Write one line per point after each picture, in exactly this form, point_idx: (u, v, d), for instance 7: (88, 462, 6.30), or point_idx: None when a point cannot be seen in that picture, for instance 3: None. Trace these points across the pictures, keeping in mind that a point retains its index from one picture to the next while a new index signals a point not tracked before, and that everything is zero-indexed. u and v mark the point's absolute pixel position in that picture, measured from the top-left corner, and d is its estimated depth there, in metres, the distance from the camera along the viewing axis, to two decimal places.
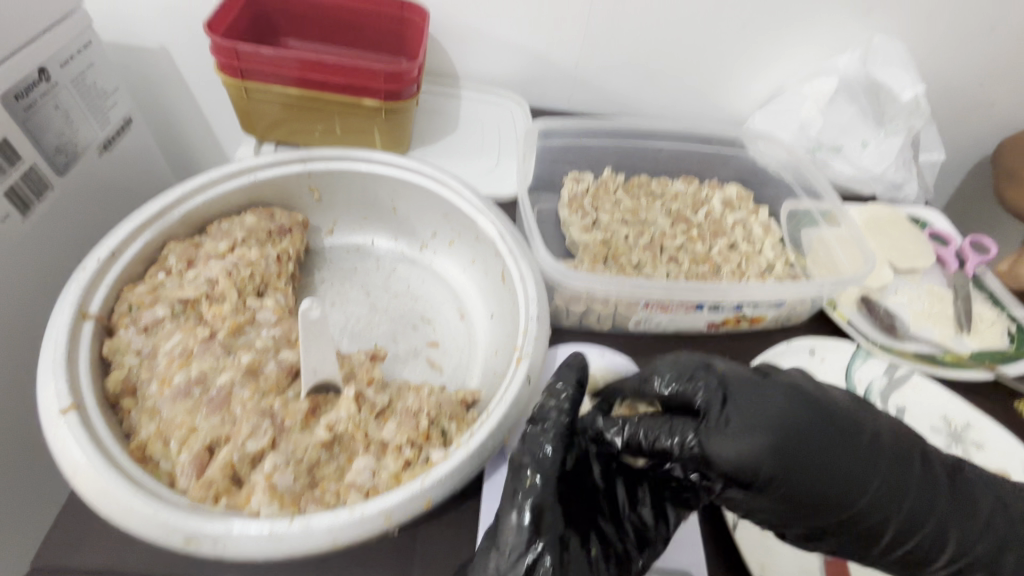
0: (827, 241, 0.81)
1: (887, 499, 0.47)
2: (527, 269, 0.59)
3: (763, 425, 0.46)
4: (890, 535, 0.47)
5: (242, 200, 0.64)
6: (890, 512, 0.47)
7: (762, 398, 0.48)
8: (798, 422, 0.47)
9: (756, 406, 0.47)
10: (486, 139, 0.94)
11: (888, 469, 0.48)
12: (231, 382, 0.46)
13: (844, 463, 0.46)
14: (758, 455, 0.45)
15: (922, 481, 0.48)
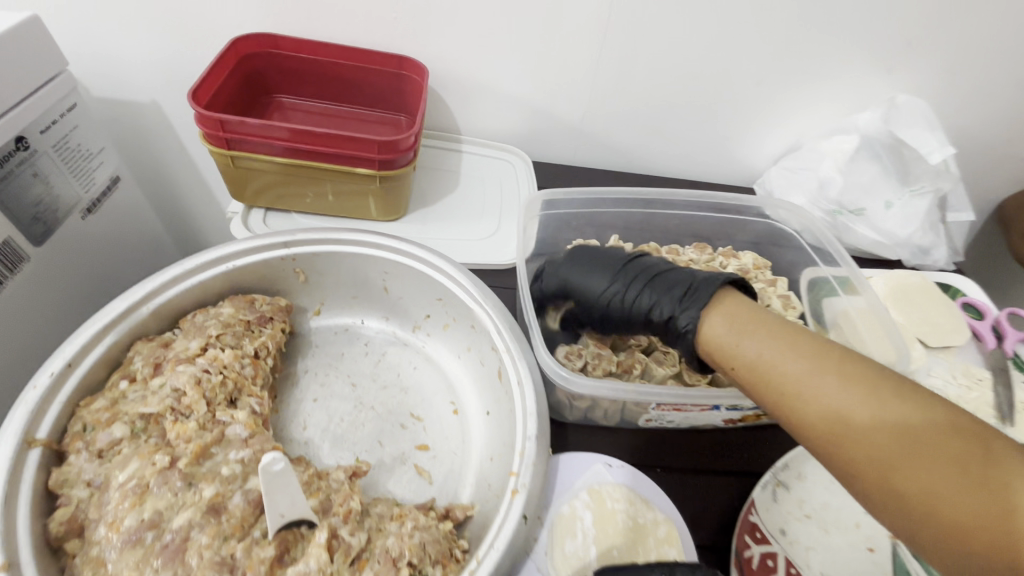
0: (851, 316, 0.74)
1: (643, 283, 0.58)
2: (525, 372, 0.54)
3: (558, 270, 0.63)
4: (630, 297, 0.57)
5: (220, 287, 0.59)
6: (629, 289, 0.58)
7: (568, 259, 0.63)
8: (574, 261, 0.63)
9: (554, 266, 0.64)
10: (488, 199, 0.90)
11: (633, 270, 0.60)
12: (189, 524, 0.41)
13: (574, 257, 0.63)
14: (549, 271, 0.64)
15: (670, 279, 0.57)
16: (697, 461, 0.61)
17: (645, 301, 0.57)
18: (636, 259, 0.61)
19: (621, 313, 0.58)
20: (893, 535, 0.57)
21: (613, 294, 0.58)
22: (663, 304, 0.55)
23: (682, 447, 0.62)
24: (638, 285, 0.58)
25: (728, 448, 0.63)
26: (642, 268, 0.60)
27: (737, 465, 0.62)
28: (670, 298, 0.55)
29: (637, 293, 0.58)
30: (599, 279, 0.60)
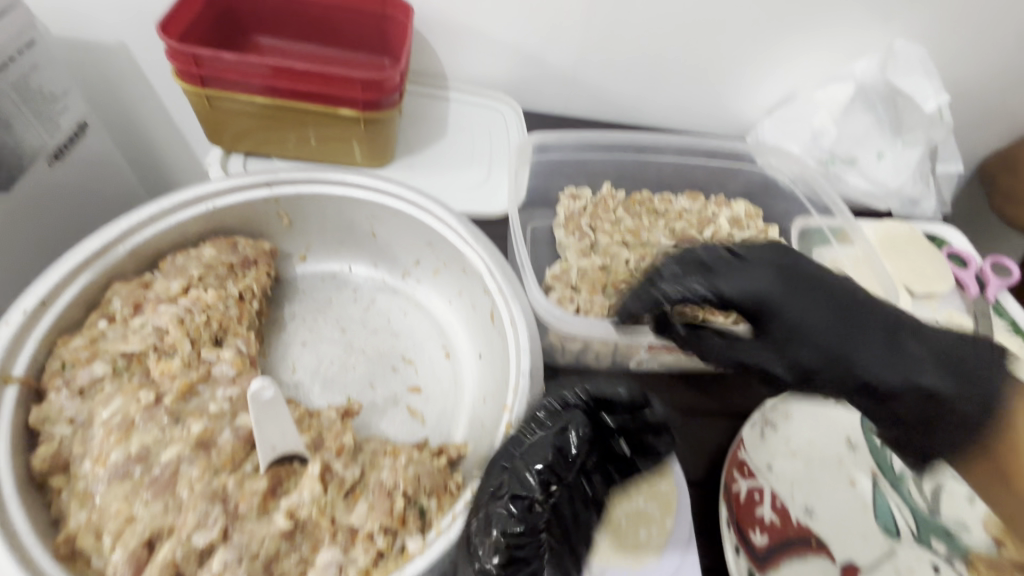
0: (842, 266, 0.75)
1: (865, 343, 0.46)
2: (518, 314, 0.53)
3: (759, 285, 0.49)
4: (840, 343, 0.46)
5: (200, 229, 0.57)
6: (841, 346, 0.46)
7: (751, 270, 0.49)
8: (779, 274, 0.49)
9: (743, 272, 0.49)
10: (477, 147, 0.87)
11: (863, 317, 0.47)
12: (178, 458, 0.40)
13: (774, 272, 0.49)
14: (721, 281, 0.49)
15: (888, 324, 0.47)
16: (688, 403, 0.62)
17: (871, 371, 0.45)
18: (846, 286, 0.49)
19: (831, 376, 0.47)
20: (874, 469, 0.60)
21: (825, 341, 0.47)
22: (900, 372, 0.45)
23: (672, 389, 0.63)
24: (897, 342, 0.46)
25: (716, 391, 0.64)
26: (871, 314, 0.47)
27: (725, 406, 0.63)
28: (932, 369, 0.44)
29: (862, 343, 0.46)
30: (824, 311, 0.48)
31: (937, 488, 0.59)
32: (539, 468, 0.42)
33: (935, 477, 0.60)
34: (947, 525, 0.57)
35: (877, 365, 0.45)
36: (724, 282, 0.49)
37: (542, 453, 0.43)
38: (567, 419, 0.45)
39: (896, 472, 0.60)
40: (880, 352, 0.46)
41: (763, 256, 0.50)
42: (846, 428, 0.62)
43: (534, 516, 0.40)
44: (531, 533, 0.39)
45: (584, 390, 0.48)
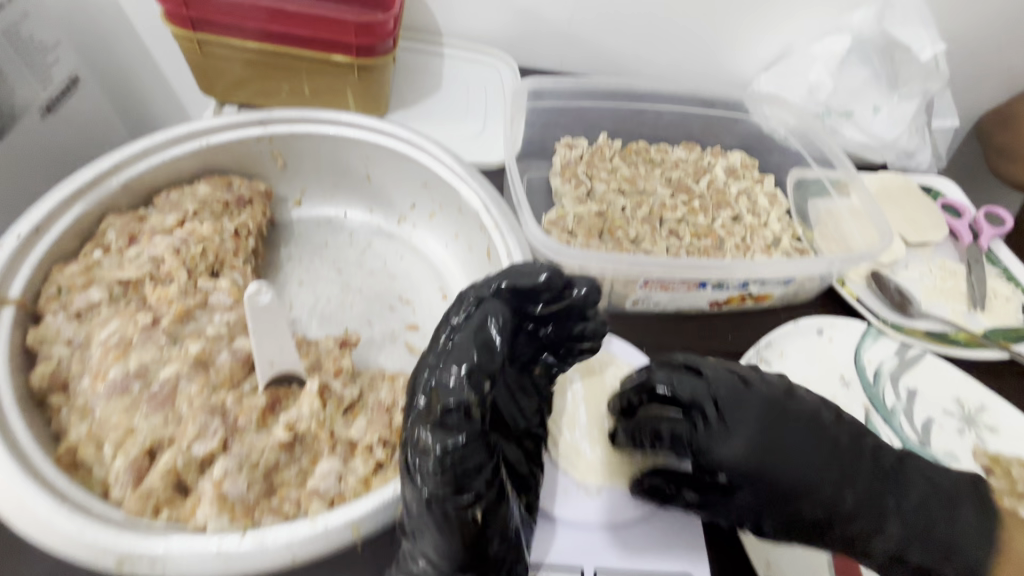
0: (838, 215, 0.75)
1: (856, 469, 0.45)
2: (514, 246, 0.54)
3: (747, 427, 0.45)
4: (843, 513, 0.43)
5: (193, 167, 0.56)
6: (840, 478, 0.44)
7: (747, 407, 0.46)
8: (779, 427, 0.45)
9: (738, 418, 0.45)
10: (472, 101, 0.86)
11: (855, 464, 0.45)
12: (176, 376, 0.40)
13: (771, 420, 0.45)
14: (735, 425, 0.44)
15: (893, 489, 0.45)
16: (684, 342, 0.63)
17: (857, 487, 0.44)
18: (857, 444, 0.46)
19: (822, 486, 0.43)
20: (866, 404, 0.61)
21: (826, 505, 0.43)
22: (923, 527, 0.43)
23: (669, 329, 0.63)
24: (908, 490, 0.44)
25: (713, 331, 0.64)
26: (874, 448, 0.47)
27: (722, 345, 0.63)
28: (939, 507, 0.44)
29: (853, 504, 0.43)
30: (821, 470, 0.44)
31: (927, 422, 0.60)
32: (466, 375, 0.37)
33: (926, 412, 0.61)
34: (937, 456, 0.58)
35: (897, 521, 0.43)
36: (737, 428, 0.44)
37: (467, 358, 0.38)
38: (481, 317, 0.41)
39: (887, 407, 0.61)
40: (896, 499, 0.44)
41: (771, 389, 0.47)
42: (839, 366, 0.63)
43: (471, 420, 0.36)
44: (476, 437, 0.36)
45: (503, 285, 0.44)
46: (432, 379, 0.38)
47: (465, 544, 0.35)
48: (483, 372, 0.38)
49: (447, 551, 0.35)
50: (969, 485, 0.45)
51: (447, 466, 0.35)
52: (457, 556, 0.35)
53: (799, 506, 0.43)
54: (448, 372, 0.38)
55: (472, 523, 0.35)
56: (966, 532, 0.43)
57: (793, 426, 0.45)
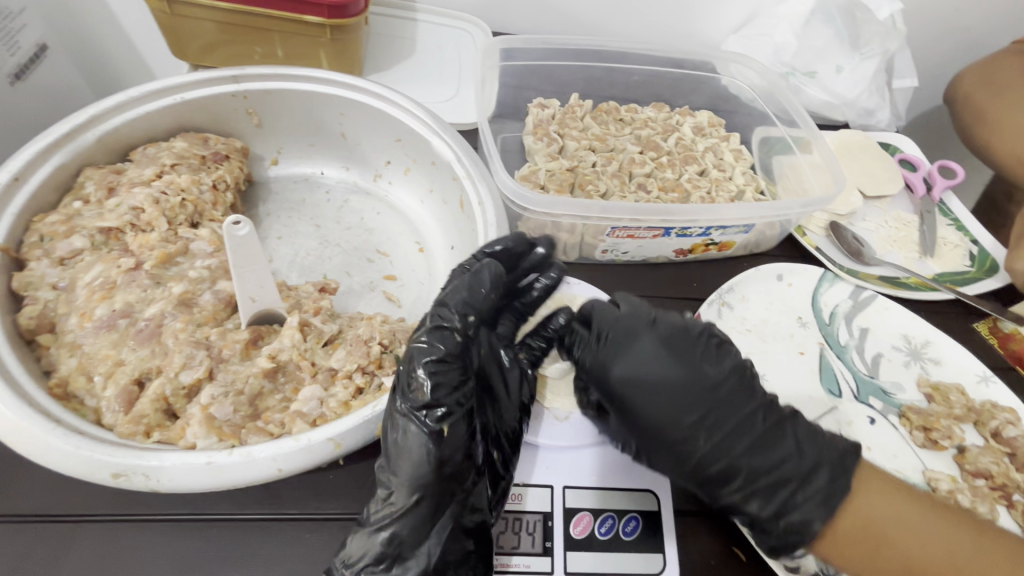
0: (800, 168, 0.78)
1: (731, 419, 0.46)
2: (485, 193, 0.56)
3: (642, 360, 0.47)
4: (703, 456, 0.45)
5: (169, 124, 0.57)
6: (708, 421, 0.46)
7: (636, 338, 0.48)
8: (666, 358, 0.47)
9: (624, 345, 0.47)
10: (446, 64, 0.87)
11: (732, 412, 0.46)
12: (161, 313, 0.42)
13: (660, 350, 0.47)
14: (628, 361, 0.47)
15: (764, 444, 0.46)
16: (651, 289, 0.66)
17: (721, 440, 0.45)
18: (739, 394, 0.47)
19: (688, 426, 0.45)
20: (821, 342, 0.65)
21: (693, 447, 0.45)
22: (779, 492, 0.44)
23: (636, 277, 0.67)
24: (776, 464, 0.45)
25: (679, 278, 0.68)
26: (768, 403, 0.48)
27: (687, 291, 0.67)
28: (796, 466, 0.45)
29: (715, 450, 0.45)
30: (691, 411, 0.46)
31: (877, 356, 0.64)
32: (459, 308, 0.41)
33: (875, 348, 0.65)
34: (884, 386, 0.62)
35: (747, 473, 0.45)
36: (619, 356, 0.47)
37: (460, 295, 0.42)
38: (476, 271, 0.43)
39: (841, 344, 0.65)
40: (753, 453, 0.45)
41: (675, 325, 0.49)
42: (798, 309, 0.67)
43: (452, 341, 0.40)
44: (454, 357, 0.39)
45: (485, 255, 0.48)
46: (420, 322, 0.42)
47: (437, 460, 0.38)
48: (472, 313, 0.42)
49: (417, 473, 0.37)
50: (842, 452, 0.46)
51: (428, 378, 0.38)
52: (425, 478, 0.37)
53: (673, 437, 0.45)
54: (443, 303, 0.41)
55: (444, 440, 0.38)
56: (816, 495, 0.44)
57: (683, 362, 0.47)
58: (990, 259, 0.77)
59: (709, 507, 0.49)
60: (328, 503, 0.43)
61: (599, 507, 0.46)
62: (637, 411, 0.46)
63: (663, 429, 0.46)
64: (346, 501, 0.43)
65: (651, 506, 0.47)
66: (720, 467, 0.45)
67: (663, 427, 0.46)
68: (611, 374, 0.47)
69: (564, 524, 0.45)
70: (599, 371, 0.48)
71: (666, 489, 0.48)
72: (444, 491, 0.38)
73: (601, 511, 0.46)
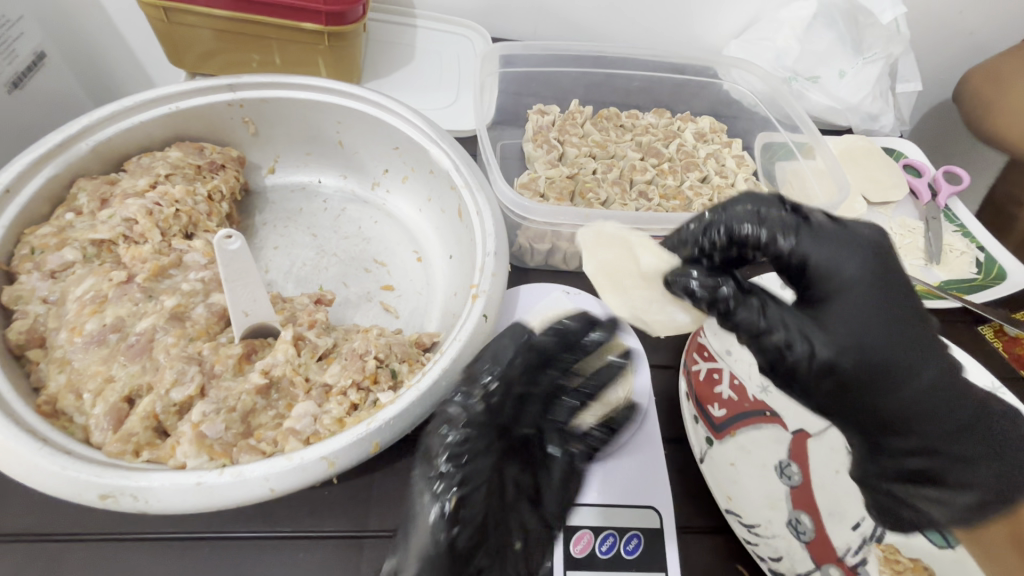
0: (802, 174, 0.76)
1: (934, 372, 0.35)
2: (483, 202, 0.56)
3: (844, 266, 0.35)
4: (907, 389, 0.34)
5: (164, 133, 0.57)
6: (921, 362, 0.34)
7: (842, 244, 0.36)
8: (878, 278, 0.35)
9: (832, 242, 0.35)
10: (445, 70, 0.86)
11: (939, 361, 0.35)
12: (153, 328, 0.42)
13: (871, 270, 0.35)
14: (834, 259, 0.35)
15: (969, 416, 0.34)
16: None
17: (934, 387, 0.34)
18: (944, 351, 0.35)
19: (897, 351, 0.33)
20: None
21: (902, 379, 0.34)
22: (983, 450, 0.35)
23: None
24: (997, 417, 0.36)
25: None
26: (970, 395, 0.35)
27: None
28: (993, 459, 0.34)
29: (920, 392, 0.34)
30: (897, 342, 0.34)
31: None
32: (495, 373, 0.39)
33: None
34: None
35: (943, 435, 0.34)
36: (829, 257, 0.35)
37: (499, 360, 0.39)
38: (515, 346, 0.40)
39: None
40: (957, 425, 0.34)
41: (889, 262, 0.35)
42: None
43: (482, 409, 0.37)
44: (481, 429, 0.36)
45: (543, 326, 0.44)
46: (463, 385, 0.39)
47: (452, 536, 0.33)
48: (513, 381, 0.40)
49: (429, 546, 0.33)
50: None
51: (450, 450, 0.35)
52: (439, 555, 0.33)
53: (881, 357, 0.33)
54: (484, 365, 0.39)
55: (459, 520, 0.34)
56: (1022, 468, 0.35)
57: (898, 289, 0.35)
58: (997, 266, 0.75)
59: (711, 524, 0.49)
60: (322, 521, 0.42)
61: (600, 524, 0.45)
62: (831, 319, 0.34)
63: (864, 349, 0.33)
64: (342, 520, 0.42)
65: (653, 524, 0.46)
66: (947, 398, 0.34)
67: (870, 343, 0.33)
68: (842, 270, 0.35)
69: (564, 543, 0.44)
70: (802, 263, 0.36)
71: (670, 506, 0.47)
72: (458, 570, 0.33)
73: (602, 528, 0.45)
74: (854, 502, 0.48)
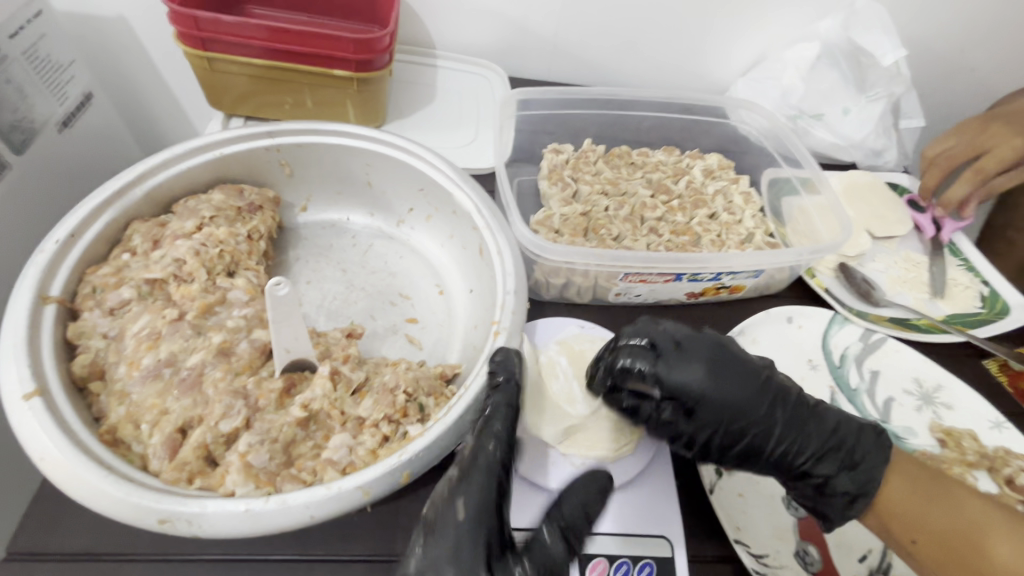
0: (807, 211, 0.79)
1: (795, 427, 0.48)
2: (503, 243, 0.59)
3: (690, 379, 0.47)
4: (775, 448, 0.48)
5: (208, 176, 0.61)
6: (775, 427, 0.48)
7: (684, 359, 0.48)
8: (724, 380, 0.47)
9: (677, 356, 0.48)
10: (464, 108, 0.91)
11: (789, 423, 0.48)
12: (203, 363, 0.46)
13: (712, 372, 0.48)
14: (684, 375, 0.47)
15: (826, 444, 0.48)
16: None
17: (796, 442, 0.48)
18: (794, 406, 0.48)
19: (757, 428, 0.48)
20: (833, 386, 0.66)
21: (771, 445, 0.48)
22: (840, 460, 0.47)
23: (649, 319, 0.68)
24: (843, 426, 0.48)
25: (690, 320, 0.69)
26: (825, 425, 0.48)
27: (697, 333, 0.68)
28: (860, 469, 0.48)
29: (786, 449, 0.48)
30: (754, 417, 0.48)
31: (889, 400, 0.65)
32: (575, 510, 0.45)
33: (887, 391, 0.66)
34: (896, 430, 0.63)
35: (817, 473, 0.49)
36: (690, 366, 0.48)
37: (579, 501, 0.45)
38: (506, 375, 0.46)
39: (852, 387, 0.66)
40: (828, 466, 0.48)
41: (721, 355, 0.49)
42: (808, 352, 0.68)
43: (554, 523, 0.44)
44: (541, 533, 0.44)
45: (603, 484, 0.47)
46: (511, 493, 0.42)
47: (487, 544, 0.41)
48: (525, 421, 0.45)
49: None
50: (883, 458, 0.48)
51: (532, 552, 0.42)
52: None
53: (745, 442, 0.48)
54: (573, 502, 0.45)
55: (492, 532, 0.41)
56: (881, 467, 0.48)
57: (732, 377, 0.48)
58: (1000, 300, 0.77)
59: (721, 553, 0.51)
60: (354, 545, 0.45)
61: (615, 553, 0.48)
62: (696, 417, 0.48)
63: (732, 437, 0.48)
64: (372, 544, 0.45)
65: (666, 553, 0.48)
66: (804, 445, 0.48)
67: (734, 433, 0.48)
68: (691, 386, 0.47)
69: (581, 570, 0.46)
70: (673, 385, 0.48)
71: (682, 537, 0.49)
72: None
73: (617, 557, 0.48)
74: (856, 536, 0.52)
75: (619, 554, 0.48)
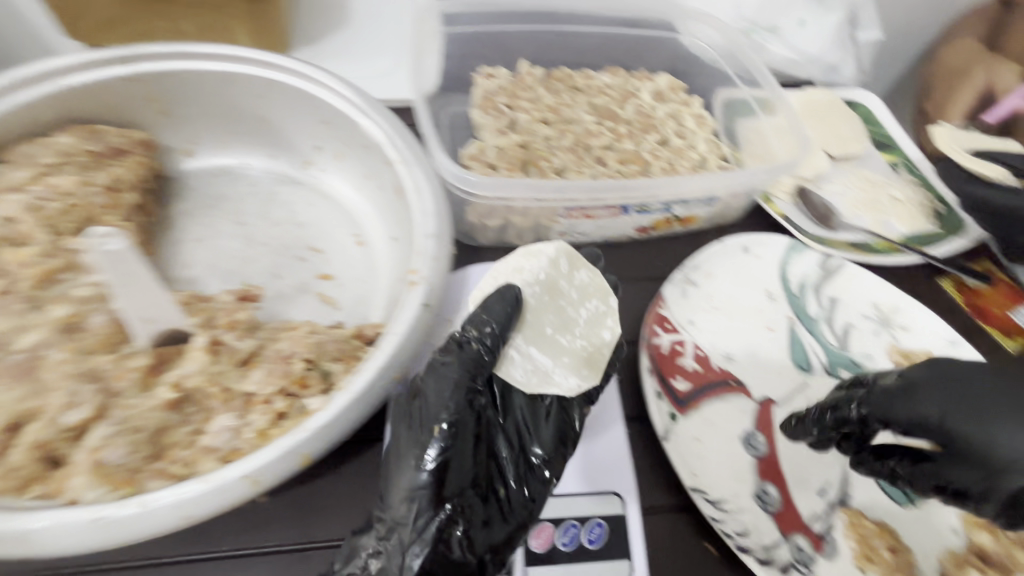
0: (763, 131, 0.73)
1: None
2: (421, 178, 0.51)
3: (925, 397, 0.37)
4: None
5: (51, 116, 0.50)
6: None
7: (905, 391, 0.38)
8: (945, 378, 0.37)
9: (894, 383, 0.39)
10: (383, 32, 0.79)
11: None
12: (40, 343, 0.37)
13: (921, 384, 0.38)
14: (917, 377, 0.38)
15: None
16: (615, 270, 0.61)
17: None
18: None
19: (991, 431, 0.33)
20: (791, 317, 0.60)
21: None
22: None
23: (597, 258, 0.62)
24: None
25: (642, 257, 0.63)
26: None
27: (647, 271, 0.62)
28: None
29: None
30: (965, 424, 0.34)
31: (847, 326, 0.61)
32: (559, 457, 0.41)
33: (845, 318, 0.62)
34: (854, 357, 0.59)
35: None
36: (919, 388, 0.37)
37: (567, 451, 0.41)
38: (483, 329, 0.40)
39: (811, 317, 0.61)
40: None
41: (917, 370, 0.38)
42: (766, 282, 0.62)
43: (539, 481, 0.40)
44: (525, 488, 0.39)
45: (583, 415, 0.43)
46: (512, 447, 0.40)
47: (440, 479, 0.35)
48: (475, 336, 0.40)
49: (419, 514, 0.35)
50: None
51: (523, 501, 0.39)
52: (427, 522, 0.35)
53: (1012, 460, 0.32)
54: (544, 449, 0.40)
55: (446, 465, 0.36)
56: None
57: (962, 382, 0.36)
58: (956, 217, 0.74)
59: (679, 502, 0.47)
60: (266, 536, 0.38)
61: (561, 516, 0.43)
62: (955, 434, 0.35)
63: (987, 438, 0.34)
64: (283, 532, 0.39)
65: (617, 510, 0.44)
66: None
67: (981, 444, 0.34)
68: (897, 381, 0.39)
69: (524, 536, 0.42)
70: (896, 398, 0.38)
71: (634, 492, 0.45)
72: (447, 508, 0.35)
73: (563, 519, 0.43)
74: (815, 470, 0.49)
75: (565, 517, 0.43)
